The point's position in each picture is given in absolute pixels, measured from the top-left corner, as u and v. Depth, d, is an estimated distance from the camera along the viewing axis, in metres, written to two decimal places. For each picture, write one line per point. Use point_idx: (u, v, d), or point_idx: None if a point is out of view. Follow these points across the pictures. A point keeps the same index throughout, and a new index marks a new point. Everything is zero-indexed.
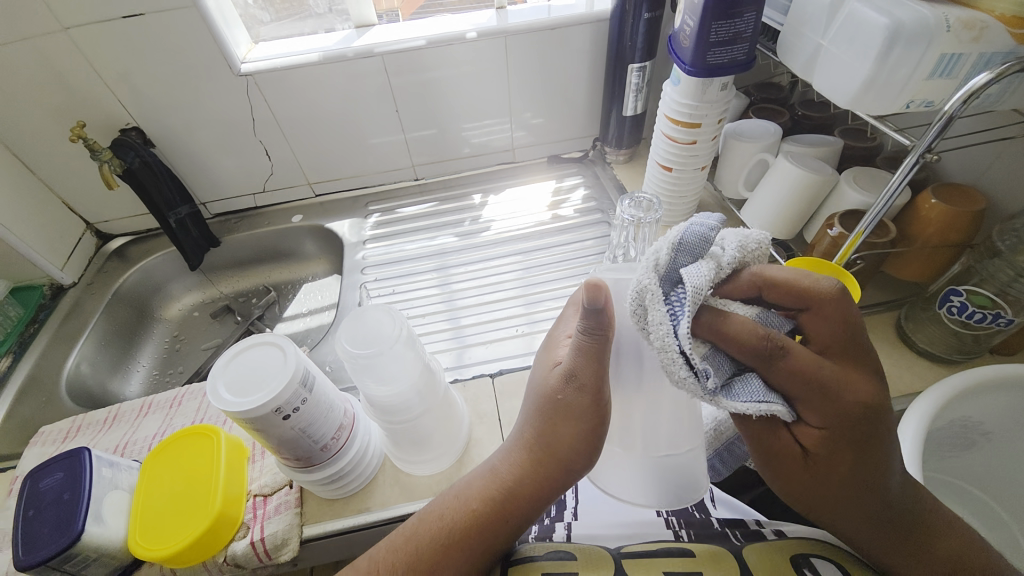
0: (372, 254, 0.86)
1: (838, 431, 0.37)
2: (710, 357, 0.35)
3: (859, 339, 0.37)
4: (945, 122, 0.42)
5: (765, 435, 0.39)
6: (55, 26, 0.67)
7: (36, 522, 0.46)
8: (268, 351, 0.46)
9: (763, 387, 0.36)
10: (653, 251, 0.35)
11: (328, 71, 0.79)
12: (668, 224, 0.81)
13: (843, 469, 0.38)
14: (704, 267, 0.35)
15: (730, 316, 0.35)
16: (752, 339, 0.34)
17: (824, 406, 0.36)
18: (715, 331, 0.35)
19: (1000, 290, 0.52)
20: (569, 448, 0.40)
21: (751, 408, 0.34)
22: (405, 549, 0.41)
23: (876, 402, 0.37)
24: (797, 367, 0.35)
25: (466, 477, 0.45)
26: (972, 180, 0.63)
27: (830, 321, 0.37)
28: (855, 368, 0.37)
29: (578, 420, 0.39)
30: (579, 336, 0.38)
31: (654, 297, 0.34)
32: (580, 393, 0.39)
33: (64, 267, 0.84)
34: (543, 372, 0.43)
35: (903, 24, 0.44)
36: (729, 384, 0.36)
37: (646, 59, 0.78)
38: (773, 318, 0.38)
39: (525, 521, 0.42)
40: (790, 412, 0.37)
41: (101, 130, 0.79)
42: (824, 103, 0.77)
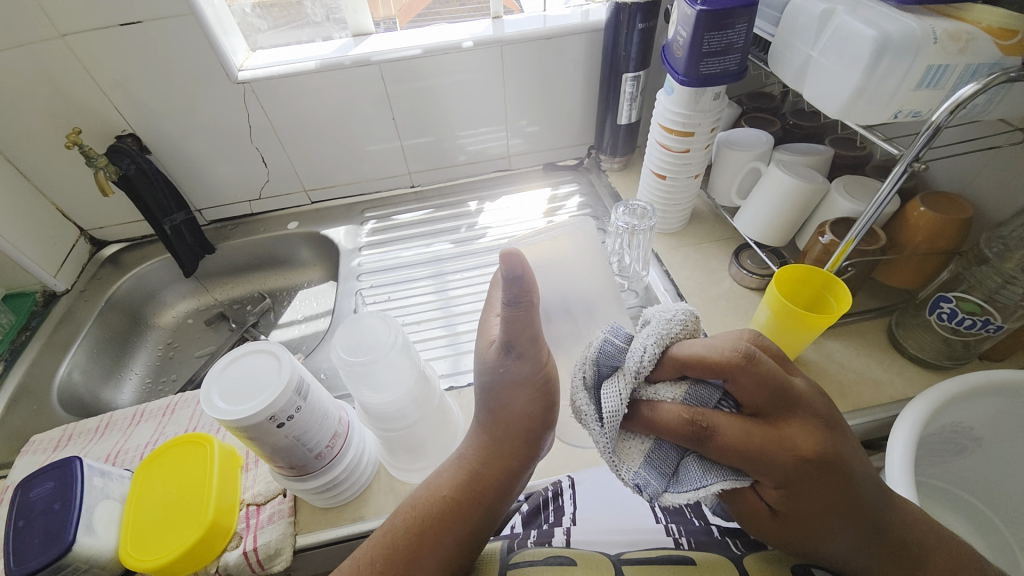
0: (368, 260, 0.87)
1: (793, 486, 0.38)
2: (650, 451, 0.40)
3: (784, 391, 0.39)
4: (932, 131, 0.43)
5: (735, 498, 0.42)
6: (52, 33, 0.68)
7: (26, 533, 0.46)
8: (263, 358, 0.46)
9: (705, 468, 0.39)
10: (577, 365, 0.41)
11: (325, 78, 0.79)
12: (661, 232, 0.81)
13: (812, 514, 0.39)
14: (622, 379, 0.39)
15: (655, 409, 0.39)
16: (675, 427, 0.38)
17: (766, 468, 0.38)
18: (646, 426, 0.39)
19: (989, 296, 0.53)
20: (523, 419, 0.42)
21: (692, 498, 0.38)
22: (383, 543, 0.41)
23: (816, 451, 0.38)
24: (726, 443, 0.38)
25: (438, 466, 0.46)
26: (961, 188, 0.64)
27: (751, 386, 0.38)
28: (792, 421, 0.39)
29: (525, 387, 0.41)
30: (504, 308, 0.40)
31: (587, 413, 0.39)
32: (521, 360, 0.41)
33: (57, 274, 0.83)
34: (481, 351, 0.44)
35: (890, 36, 0.45)
36: (676, 473, 0.40)
37: (640, 68, 0.79)
38: (700, 392, 0.40)
39: (498, 498, 0.43)
40: (745, 480, 0.39)
41: (96, 137, 0.79)
42: (815, 112, 0.78)
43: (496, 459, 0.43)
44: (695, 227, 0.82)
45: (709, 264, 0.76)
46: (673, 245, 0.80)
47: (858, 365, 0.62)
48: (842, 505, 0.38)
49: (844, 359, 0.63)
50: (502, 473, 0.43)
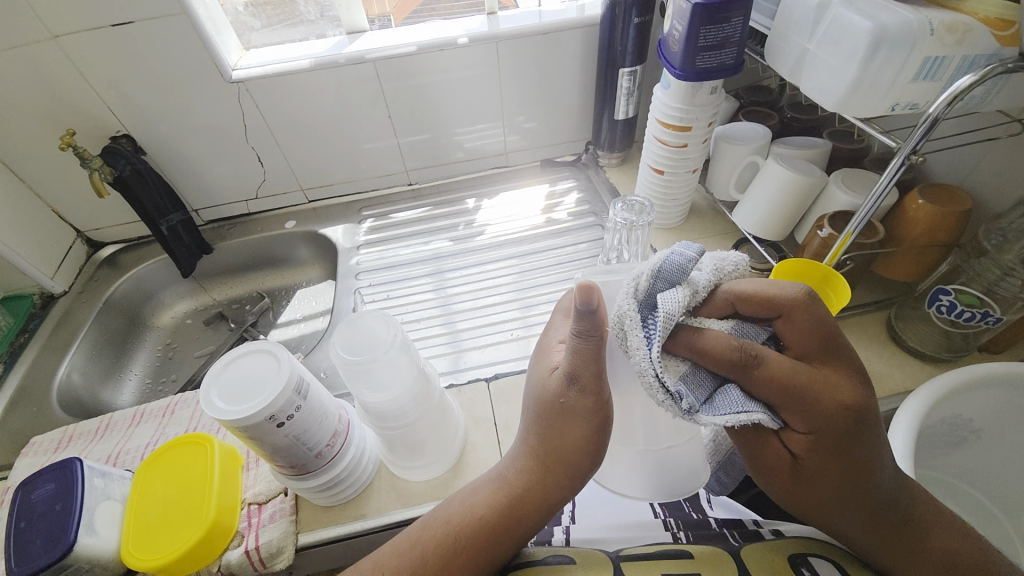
0: (366, 259, 0.86)
1: (825, 434, 0.37)
2: (689, 373, 0.37)
3: (835, 340, 0.38)
4: (930, 124, 0.43)
5: (754, 444, 0.40)
6: (44, 34, 0.67)
7: (27, 535, 0.46)
8: (262, 358, 0.46)
9: (745, 396, 0.37)
10: (635, 274, 0.37)
11: (320, 76, 0.79)
12: (660, 227, 0.81)
13: (833, 470, 0.38)
14: (680, 294, 0.37)
15: (706, 331, 0.37)
16: (725, 351, 0.36)
17: (806, 410, 0.37)
18: (692, 348, 0.37)
19: (988, 288, 0.53)
20: (574, 453, 0.41)
21: (731, 420, 0.35)
22: (412, 555, 0.41)
23: (857, 403, 0.37)
24: (772, 374, 0.36)
25: (471, 485, 0.46)
26: (959, 180, 0.63)
27: (805, 326, 0.38)
28: (836, 370, 0.38)
29: (582, 422, 0.40)
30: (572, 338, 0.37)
31: (632, 322, 0.36)
32: (582, 394, 0.39)
33: (54, 276, 0.83)
34: (541, 376, 0.42)
35: (886, 29, 0.44)
36: (711, 398, 0.37)
37: (636, 63, 0.79)
38: (748, 330, 0.39)
39: (535, 524, 0.43)
40: (776, 419, 0.38)
41: (91, 138, 0.79)
42: (813, 106, 0.77)
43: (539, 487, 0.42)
44: (694, 222, 0.82)
45: None
46: (671, 240, 0.79)
47: None
48: (862, 462, 0.38)
49: None
50: (544, 501, 0.42)
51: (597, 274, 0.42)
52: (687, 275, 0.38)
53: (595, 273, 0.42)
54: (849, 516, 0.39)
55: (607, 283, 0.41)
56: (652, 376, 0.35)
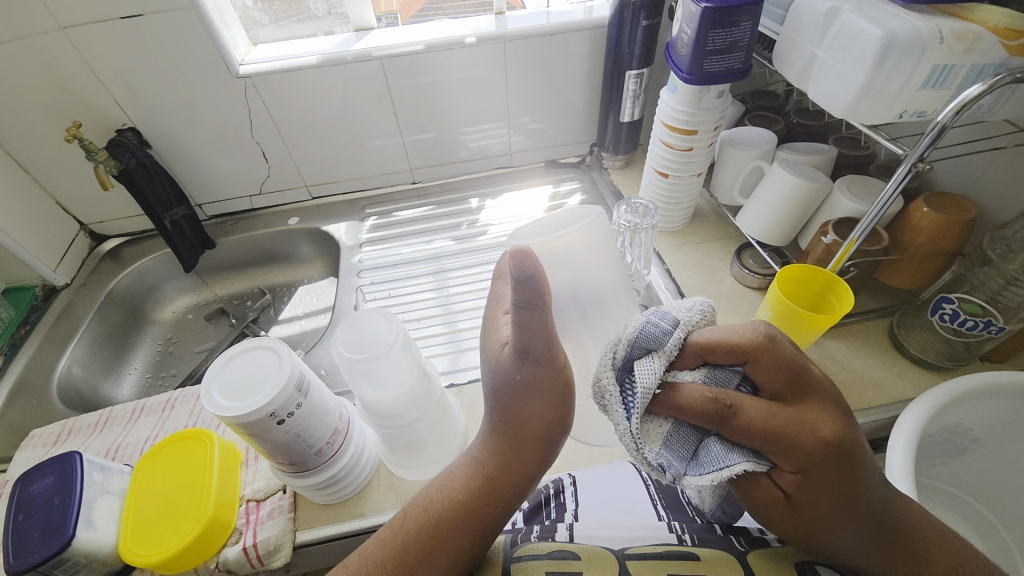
0: (369, 257, 0.86)
1: (813, 471, 0.38)
2: (670, 432, 0.39)
3: (802, 374, 0.39)
4: (937, 132, 0.43)
5: (746, 487, 0.41)
6: (52, 26, 0.67)
7: (26, 528, 0.46)
8: (264, 355, 0.46)
9: (728, 448, 0.38)
10: (609, 344, 0.38)
11: (326, 73, 0.79)
12: (663, 230, 0.81)
13: (826, 501, 0.38)
14: (656, 362, 0.37)
15: (679, 390, 0.38)
16: (701, 407, 0.37)
17: (789, 451, 0.38)
18: (670, 407, 0.38)
19: (991, 297, 0.53)
20: (543, 425, 0.41)
21: (716, 479, 0.37)
22: (393, 542, 0.41)
23: (836, 434, 0.38)
24: (750, 423, 0.37)
25: (448, 468, 0.46)
26: (964, 189, 0.63)
27: (771, 367, 0.39)
28: (811, 405, 0.39)
29: (542, 395, 0.40)
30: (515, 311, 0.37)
31: (612, 393, 0.37)
32: (537, 367, 0.39)
33: (57, 268, 0.83)
34: (491, 353, 0.42)
35: (896, 36, 0.44)
36: (695, 455, 0.39)
37: (643, 66, 0.79)
38: (721, 376, 0.40)
39: (514, 499, 0.43)
40: (762, 463, 0.39)
41: (96, 131, 0.79)
42: (819, 111, 0.77)
43: (511, 464, 0.43)
44: (697, 225, 0.82)
45: (710, 263, 0.76)
46: (674, 244, 0.79)
47: (859, 366, 0.62)
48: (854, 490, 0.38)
49: (844, 359, 0.63)
50: (518, 477, 0.42)
51: (551, 231, 0.44)
52: (662, 340, 0.39)
53: (547, 230, 0.44)
54: (857, 540, 0.39)
55: (563, 239, 0.44)
56: (632, 443, 0.37)
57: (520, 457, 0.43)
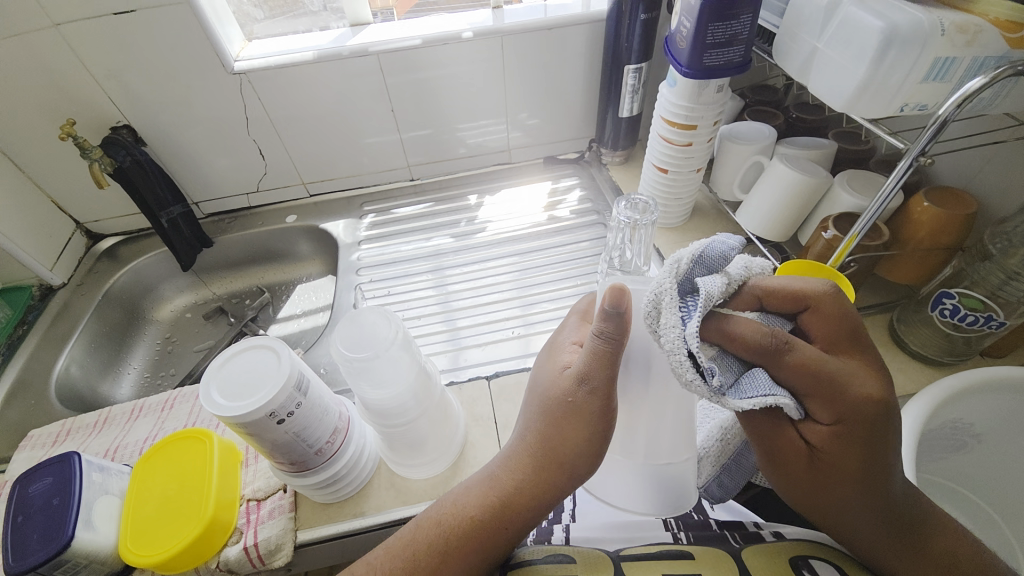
0: (367, 254, 0.86)
1: (851, 428, 0.37)
2: (716, 358, 0.36)
3: (861, 333, 0.38)
4: (939, 126, 0.42)
5: (771, 435, 0.40)
6: (46, 23, 0.66)
7: (26, 529, 0.46)
8: (263, 354, 0.46)
9: (773, 381, 0.36)
10: (674, 258, 0.36)
11: (323, 69, 0.78)
12: (663, 226, 0.81)
13: (850, 465, 0.38)
14: (719, 281, 0.36)
15: (735, 320, 0.36)
16: (755, 334, 0.35)
17: (836, 401, 0.36)
18: (722, 333, 0.36)
19: (992, 292, 0.53)
20: (574, 458, 0.40)
21: (759, 404, 0.35)
22: (403, 557, 0.41)
23: (885, 396, 0.37)
24: (803, 362, 0.36)
25: (464, 482, 0.45)
26: (964, 183, 0.63)
27: (831, 319, 0.38)
28: (860, 363, 0.38)
29: (585, 424, 0.39)
30: (594, 338, 0.38)
31: (670, 302, 0.34)
32: (592, 397, 0.39)
33: (53, 267, 0.83)
34: (551, 374, 0.43)
35: (898, 28, 0.44)
36: (736, 382, 0.36)
37: (642, 60, 0.78)
38: (774, 320, 0.39)
39: (528, 525, 0.42)
40: (800, 408, 0.37)
41: (91, 129, 0.78)
42: (818, 106, 0.77)
43: (533, 488, 0.41)
44: (697, 221, 0.82)
45: None
46: (673, 240, 0.79)
47: None
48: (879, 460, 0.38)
49: None
50: (535, 505, 0.41)
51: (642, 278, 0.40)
52: (727, 262, 0.38)
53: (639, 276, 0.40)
54: (864, 514, 0.39)
55: (648, 293, 0.38)
56: (686, 356, 0.33)
57: (543, 484, 0.41)
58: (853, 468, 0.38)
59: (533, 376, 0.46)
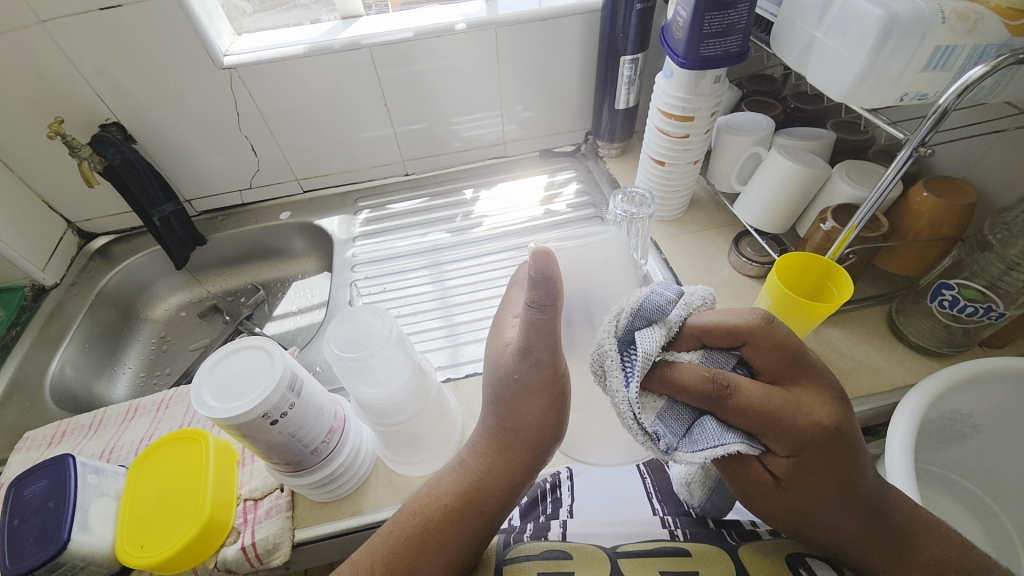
0: (362, 251, 0.85)
1: (805, 455, 0.37)
2: (664, 408, 0.38)
3: (800, 358, 0.39)
4: (939, 115, 0.42)
5: (735, 470, 0.40)
6: (31, 19, 0.65)
7: (20, 532, 0.45)
8: (255, 354, 0.45)
9: (723, 428, 0.37)
10: (612, 312, 0.37)
11: (315, 63, 0.77)
12: (660, 219, 0.80)
13: (816, 488, 0.38)
14: (657, 333, 0.37)
15: (676, 368, 0.37)
16: (696, 382, 0.37)
17: (784, 432, 0.37)
18: (668, 384, 0.37)
19: (991, 283, 0.52)
20: (537, 429, 0.41)
21: (709, 457, 0.36)
22: (381, 552, 0.41)
23: (833, 420, 0.37)
24: (747, 402, 0.37)
25: (437, 472, 0.45)
26: (964, 173, 0.63)
27: (769, 350, 0.39)
28: (807, 389, 0.38)
29: (538, 396, 0.39)
30: (526, 311, 0.38)
31: (612, 362, 0.35)
32: (537, 369, 0.38)
33: (45, 267, 0.82)
34: (496, 352, 0.42)
35: (898, 16, 0.43)
36: (688, 433, 0.38)
37: (638, 51, 0.77)
38: (717, 358, 0.39)
39: (500, 507, 0.42)
40: (756, 446, 0.38)
41: (79, 127, 0.77)
42: (817, 95, 0.76)
43: (501, 467, 0.42)
44: (694, 214, 0.81)
45: (709, 251, 0.75)
46: (671, 232, 0.79)
47: (858, 353, 0.62)
48: (844, 478, 0.38)
49: (843, 346, 0.62)
50: (507, 484, 0.42)
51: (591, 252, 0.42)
52: (665, 313, 0.39)
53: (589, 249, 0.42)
54: (847, 519, 0.38)
55: (581, 248, 0.42)
56: (631, 416, 0.35)
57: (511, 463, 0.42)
58: (819, 492, 0.38)
59: (485, 357, 0.45)
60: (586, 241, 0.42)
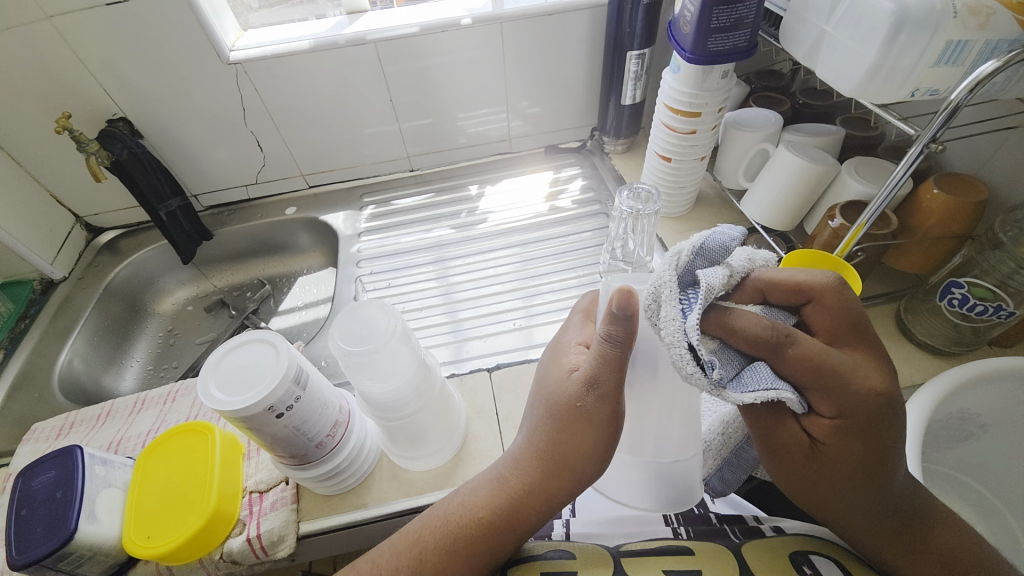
0: (368, 246, 0.85)
1: (854, 420, 0.36)
2: (716, 350, 0.36)
3: (863, 326, 0.38)
4: (951, 111, 0.41)
5: (773, 429, 0.38)
6: (39, 14, 0.66)
7: (29, 522, 0.46)
8: (260, 348, 0.45)
9: (775, 374, 0.36)
10: (675, 249, 0.36)
11: (320, 58, 0.77)
12: (666, 216, 0.80)
13: (853, 454, 0.37)
14: (720, 272, 0.36)
15: (736, 314, 0.35)
16: (757, 328, 0.35)
17: (839, 393, 0.36)
18: (725, 327, 0.35)
19: (1001, 281, 0.52)
20: (581, 461, 0.40)
21: (761, 398, 0.34)
22: (408, 556, 0.40)
23: (888, 388, 0.37)
24: (805, 354, 0.35)
25: (472, 481, 0.44)
26: (975, 170, 0.62)
27: (833, 311, 0.38)
28: (864, 356, 0.38)
29: (594, 429, 0.39)
30: (600, 343, 0.37)
31: (670, 295, 0.34)
32: (601, 402, 0.38)
33: (54, 261, 0.82)
34: (558, 377, 0.42)
35: (909, 10, 0.42)
36: (738, 376, 0.35)
37: (645, 46, 0.77)
38: (777, 314, 0.39)
39: (534, 527, 0.42)
40: (802, 402, 0.36)
41: (87, 121, 0.77)
42: (826, 91, 0.75)
43: (540, 491, 0.41)
44: (700, 211, 0.80)
45: None
46: (677, 229, 0.78)
47: None
48: (881, 452, 0.37)
49: None
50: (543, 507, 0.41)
51: (647, 285, 0.39)
52: (727, 254, 0.37)
53: (643, 282, 0.40)
54: (859, 509, 0.39)
55: None
56: (687, 347, 0.32)
57: (549, 488, 0.41)
58: (853, 461, 0.37)
59: (537, 380, 0.46)
60: None
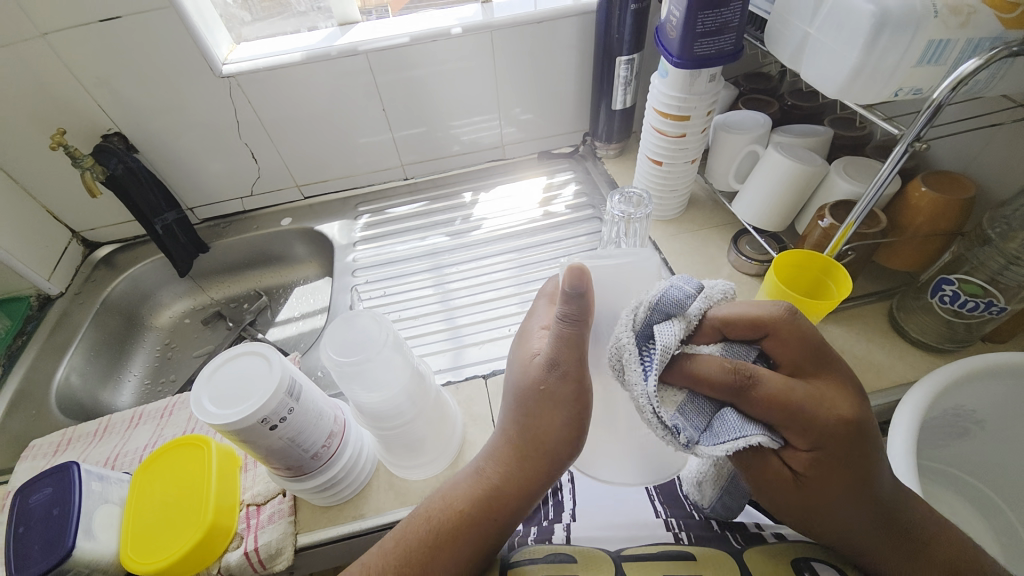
0: (363, 256, 0.86)
1: (826, 451, 0.37)
2: (684, 402, 0.37)
3: (824, 350, 0.39)
4: (934, 110, 0.41)
5: (754, 467, 0.38)
6: (33, 33, 0.66)
7: (26, 540, 0.46)
8: (253, 360, 0.46)
9: (743, 419, 0.36)
10: (631, 307, 0.36)
11: (312, 70, 0.78)
12: (658, 219, 0.80)
13: (832, 483, 0.37)
14: (676, 327, 0.35)
15: (697, 362, 0.36)
16: (718, 375, 0.36)
17: (807, 427, 0.36)
18: (689, 377, 0.36)
19: (991, 277, 0.52)
20: (555, 444, 0.40)
21: (729, 450, 0.35)
22: (393, 552, 0.41)
23: (854, 415, 0.37)
24: (770, 395, 0.36)
25: (452, 478, 0.45)
26: (963, 166, 0.62)
27: (793, 343, 0.38)
28: (829, 383, 0.38)
29: (559, 410, 0.39)
30: (557, 322, 0.37)
31: (631, 356, 0.34)
32: (563, 380, 0.38)
33: (50, 277, 0.83)
34: (522, 360, 0.42)
35: (890, 11, 0.43)
36: (708, 427, 0.37)
37: (634, 51, 0.77)
38: (738, 350, 0.39)
39: (516, 515, 0.42)
40: (776, 439, 0.37)
41: (81, 137, 0.78)
42: (814, 92, 0.76)
43: (518, 476, 0.42)
44: (693, 214, 0.81)
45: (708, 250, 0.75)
46: (670, 232, 0.79)
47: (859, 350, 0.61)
48: (860, 477, 0.37)
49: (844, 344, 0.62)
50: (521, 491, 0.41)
51: (604, 259, 0.39)
52: (684, 308, 0.37)
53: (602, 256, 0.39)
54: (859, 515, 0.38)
55: (618, 269, 0.38)
56: (650, 408, 0.34)
57: (526, 472, 0.41)
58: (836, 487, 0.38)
59: (507, 367, 0.45)
60: (623, 261, 0.38)
